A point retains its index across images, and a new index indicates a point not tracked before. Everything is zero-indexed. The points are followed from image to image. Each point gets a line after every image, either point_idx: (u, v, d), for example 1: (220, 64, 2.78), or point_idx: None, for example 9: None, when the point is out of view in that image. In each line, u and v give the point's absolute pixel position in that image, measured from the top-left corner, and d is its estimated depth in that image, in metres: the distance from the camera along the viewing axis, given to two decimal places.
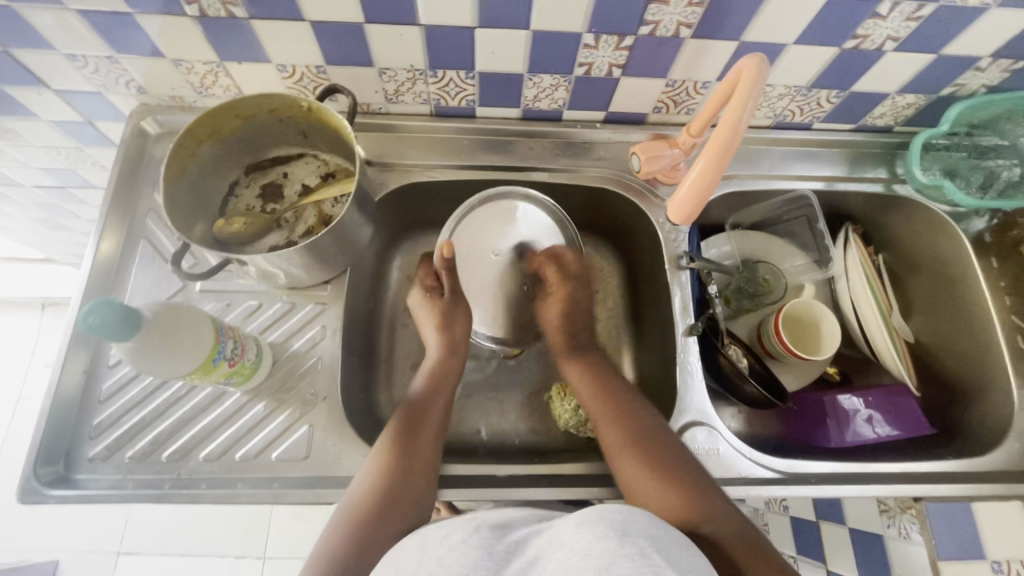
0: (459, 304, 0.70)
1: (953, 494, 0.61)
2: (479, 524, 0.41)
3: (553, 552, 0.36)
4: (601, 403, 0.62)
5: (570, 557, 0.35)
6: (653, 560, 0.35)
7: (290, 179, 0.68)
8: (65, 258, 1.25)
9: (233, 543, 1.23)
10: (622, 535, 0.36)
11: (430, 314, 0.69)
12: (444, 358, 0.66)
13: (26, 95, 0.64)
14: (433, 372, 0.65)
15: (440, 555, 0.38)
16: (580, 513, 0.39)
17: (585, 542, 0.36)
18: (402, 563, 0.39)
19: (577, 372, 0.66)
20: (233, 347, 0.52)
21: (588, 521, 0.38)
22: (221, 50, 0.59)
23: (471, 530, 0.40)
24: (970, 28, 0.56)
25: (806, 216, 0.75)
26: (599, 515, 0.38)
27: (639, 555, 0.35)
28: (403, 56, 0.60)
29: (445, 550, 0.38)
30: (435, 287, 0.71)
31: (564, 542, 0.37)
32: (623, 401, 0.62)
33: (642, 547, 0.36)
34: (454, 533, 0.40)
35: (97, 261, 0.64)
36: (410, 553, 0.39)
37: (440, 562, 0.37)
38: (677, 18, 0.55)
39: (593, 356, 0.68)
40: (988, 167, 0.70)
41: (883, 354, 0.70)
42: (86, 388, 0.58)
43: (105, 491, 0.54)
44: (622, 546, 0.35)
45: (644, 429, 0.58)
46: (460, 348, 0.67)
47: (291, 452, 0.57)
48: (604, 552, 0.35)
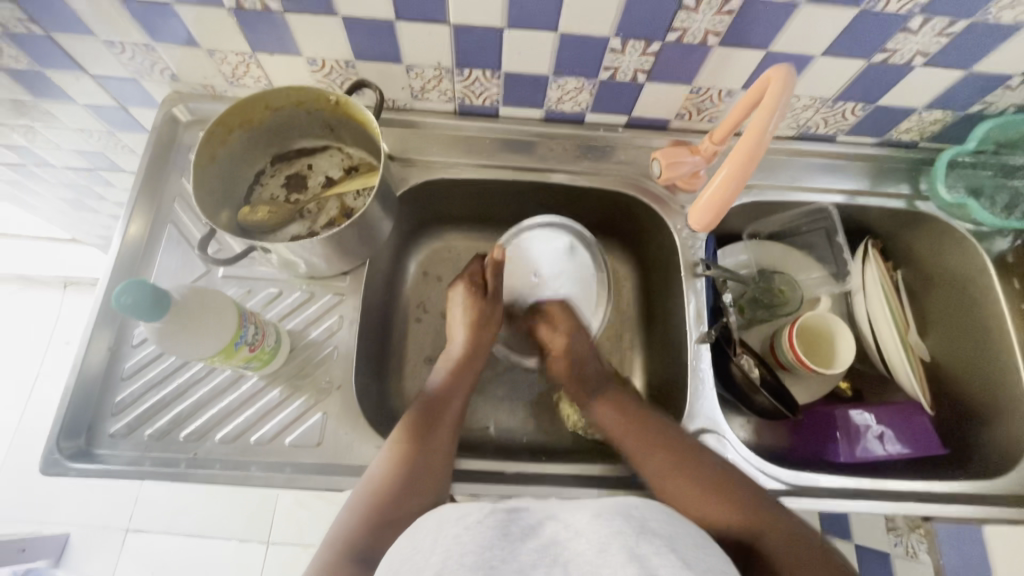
0: (498, 309, 0.71)
1: (964, 515, 0.61)
2: (496, 506, 0.42)
3: (570, 540, 0.38)
4: (636, 439, 0.60)
5: (586, 549, 0.36)
6: (668, 559, 0.36)
7: (314, 171, 0.69)
8: (88, 240, 1.28)
9: (238, 526, 1.25)
10: (639, 534, 0.38)
11: (465, 313, 0.70)
12: (469, 356, 0.67)
13: (65, 79, 0.66)
14: (455, 368, 0.65)
15: (456, 534, 0.39)
16: (597, 507, 0.41)
17: (601, 535, 0.37)
18: (419, 542, 0.40)
19: (602, 413, 0.65)
20: (254, 332, 0.52)
21: (607, 515, 0.40)
22: (254, 42, 0.60)
23: (486, 510, 0.41)
24: (1002, 46, 0.55)
25: (825, 229, 0.77)
26: (616, 511, 0.40)
27: (652, 553, 0.36)
28: (431, 54, 0.61)
29: (461, 528, 0.39)
30: (479, 286, 0.72)
31: (580, 532, 0.38)
32: (648, 433, 0.60)
33: (657, 545, 0.37)
34: (470, 513, 0.41)
35: (125, 242, 0.66)
36: (427, 532, 0.40)
37: (456, 541, 0.38)
38: (705, 26, 0.55)
39: (610, 392, 0.67)
40: (1013, 187, 0.70)
41: (898, 372, 0.70)
42: (109, 366, 0.60)
43: (124, 466, 0.55)
44: (637, 543, 0.37)
45: (689, 456, 0.57)
46: (485, 348, 0.68)
47: (304, 438, 0.59)
48: (619, 546, 0.36)
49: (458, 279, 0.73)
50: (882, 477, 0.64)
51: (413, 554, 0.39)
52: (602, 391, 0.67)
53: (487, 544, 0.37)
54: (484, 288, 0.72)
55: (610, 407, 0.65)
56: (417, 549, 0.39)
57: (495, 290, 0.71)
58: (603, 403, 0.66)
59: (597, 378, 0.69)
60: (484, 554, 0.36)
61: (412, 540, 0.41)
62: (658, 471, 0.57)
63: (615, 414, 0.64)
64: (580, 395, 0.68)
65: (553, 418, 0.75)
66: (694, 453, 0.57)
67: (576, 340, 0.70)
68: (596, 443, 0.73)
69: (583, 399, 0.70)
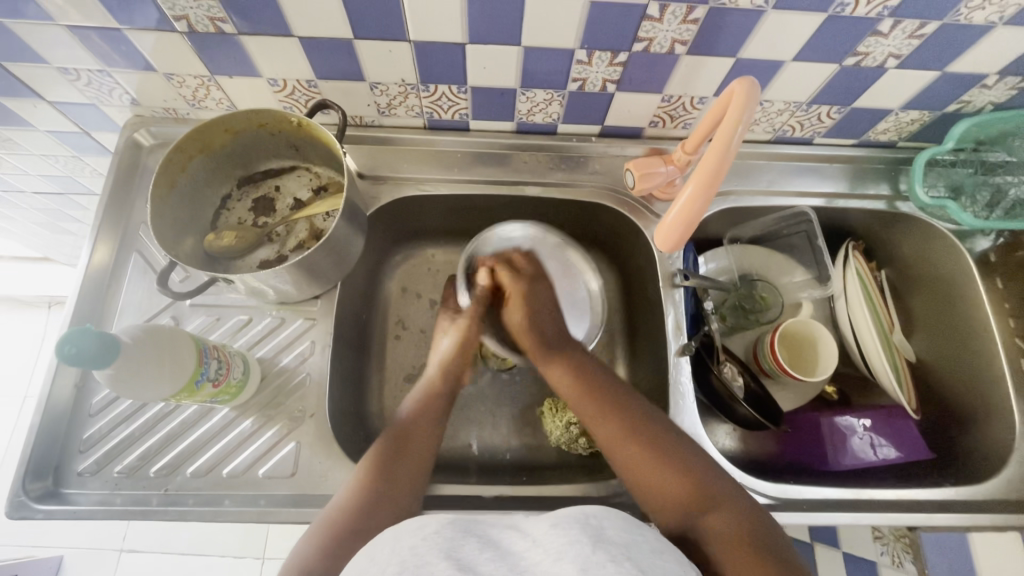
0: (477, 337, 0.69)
1: (951, 523, 0.60)
2: (454, 516, 0.41)
3: (528, 550, 0.37)
4: (596, 403, 0.59)
5: (543, 558, 0.36)
6: (623, 567, 0.35)
7: (282, 192, 0.68)
8: (64, 259, 1.26)
9: (232, 543, 1.24)
10: (595, 542, 0.37)
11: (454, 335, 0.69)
12: (439, 381, 0.65)
13: (22, 107, 0.64)
14: (427, 394, 0.63)
15: (413, 545, 0.38)
16: (557, 515, 0.40)
17: (558, 544, 0.36)
18: (376, 553, 0.39)
19: (556, 370, 0.63)
20: (217, 367, 0.51)
21: (563, 524, 0.39)
22: (211, 65, 0.58)
23: (444, 520, 0.40)
24: (975, 45, 0.54)
25: (806, 232, 0.74)
26: (575, 519, 0.39)
27: (608, 561, 0.35)
28: (394, 71, 0.59)
29: (418, 539, 0.38)
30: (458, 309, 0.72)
31: (539, 541, 0.38)
32: (619, 404, 0.58)
33: (613, 553, 0.36)
34: (428, 523, 0.40)
35: (90, 273, 0.64)
36: (383, 543, 0.40)
37: (411, 552, 0.37)
38: (671, 35, 0.54)
39: (572, 352, 0.65)
40: (995, 183, 0.69)
41: (881, 375, 0.69)
42: (76, 402, 0.59)
43: (92, 506, 0.54)
44: (593, 552, 0.36)
45: (664, 441, 0.55)
46: (451, 376, 0.65)
47: (278, 469, 0.57)
48: (575, 554, 0.35)
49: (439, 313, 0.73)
50: (867, 486, 0.63)
51: (368, 565, 0.38)
52: (563, 351, 0.65)
53: (440, 554, 0.36)
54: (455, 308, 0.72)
55: (563, 367, 0.63)
56: (372, 561, 0.38)
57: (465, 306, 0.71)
58: (561, 364, 0.64)
59: (557, 339, 0.67)
60: (438, 564, 0.35)
61: (370, 551, 0.40)
62: (613, 433, 0.56)
63: (570, 378, 0.62)
64: (541, 350, 0.66)
65: (536, 433, 0.74)
66: (656, 434, 0.55)
67: (535, 287, 0.70)
68: (579, 459, 0.71)
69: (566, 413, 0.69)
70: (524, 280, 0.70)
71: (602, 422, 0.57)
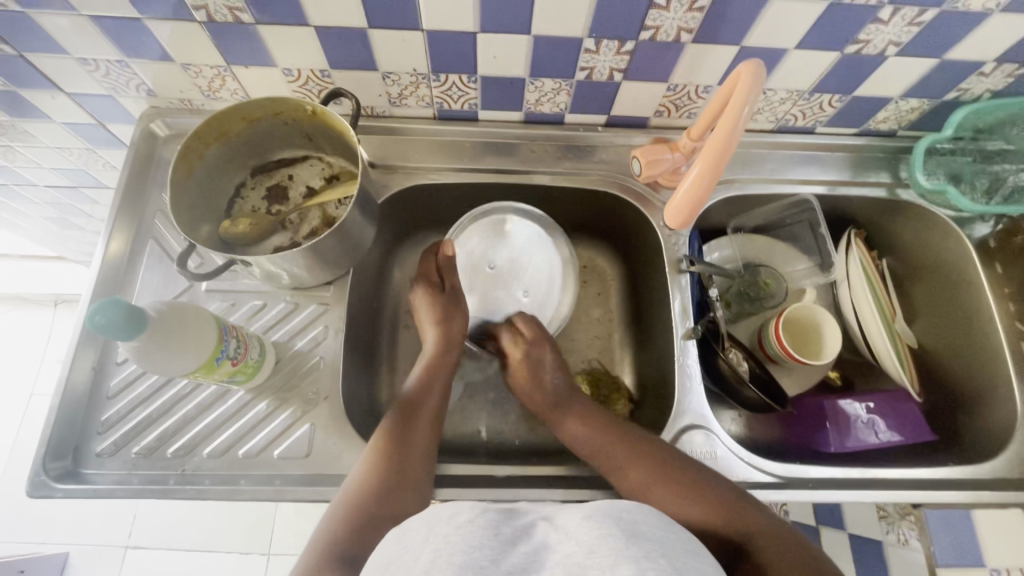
0: (455, 302, 0.71)
1: (955, 501, 0.61)
2: (487, 506, 0.40)
3: (560, 542, 0.37)
4: (619, 453, 0.58)
5: (576, 551, 0.35)
6: (657, 565, 0.35)
7: (295, 181, 0.69)
8: (74, 257, 1.27)
9: (238, 538, 1.25)
10: (628, 537, 0.37)
11: (428, 312, 0.70)
12: (440, 352, 0.67)
13: (40, 98, 0.66)
14: (428, 366, 0.66)
15: (446, 533, 0.37)
16: (589, 507, 0.40)
17: (592, 538, 0.36)
18: (406, 542, 0.39)
19: (572, 427, 0.63)
20: (236, 346, 0.53)
21: (596, 515, 0.38)
22: (228, 54, 0.60)
23: (478, 509, 0.39)
24: (974, 32, 0.56)
25: (808, 221, 0.75)
26: (608, 512, 0.39)
27: (642, 555, 0.35)
28: (406, 60, 0.60)
29: (452, 527, 0.38)
30: (436, 283, 0.72)
31: (570, 535, 0.37)
32: (641, 443, 0.59)
33: (646, 550, 0.36)
34: (461, 512, 0.39)
35: (107, 260, 0.65)
36: (416, 529, 0.39)
37: (445, 539, 0.37)
38: (677, 23, 0.55)
39: (576, 404, 0.66)
40: (993, 171, 0.71)
41: (885, 359, 0.70)
42: (94, 385, 0.60)
43: (111, 486, 0.55)
44: (628, 545, 0.35)
45: (670, 463, 0.56)
46: (451, 348, 0.68)
47: (293, 450, 0.58)
48: (612, 549, 0.35)
49: (416, 283, 0.73)
50: (872, 466, 0.64)
51: (400, 554, 0.38)
52: (568, 407, 0.65)
53: (477, 544, 0.35)
54: (441, 285, 0.72)
55: (574, 420, 0.64)
56: (403, 551, 0.38)
57: (452, 287, 0.72)
58: (575, 417, 0.64)
59: (566, 392, 0.67)
60: (472, 555, 0.35)
61: (400, 538, 0.40)
62: (627, 462, 0.57)
63: (596, 435, 0.62)
64: (552, 408, 0.66)
65: (545, 419, 0.75)
66: (678, 471, 0.55)
67: (534, 351, 0.70)
68: None
69: None
70: (526, 345, 0.70)
71: (613, 449, 0.59)
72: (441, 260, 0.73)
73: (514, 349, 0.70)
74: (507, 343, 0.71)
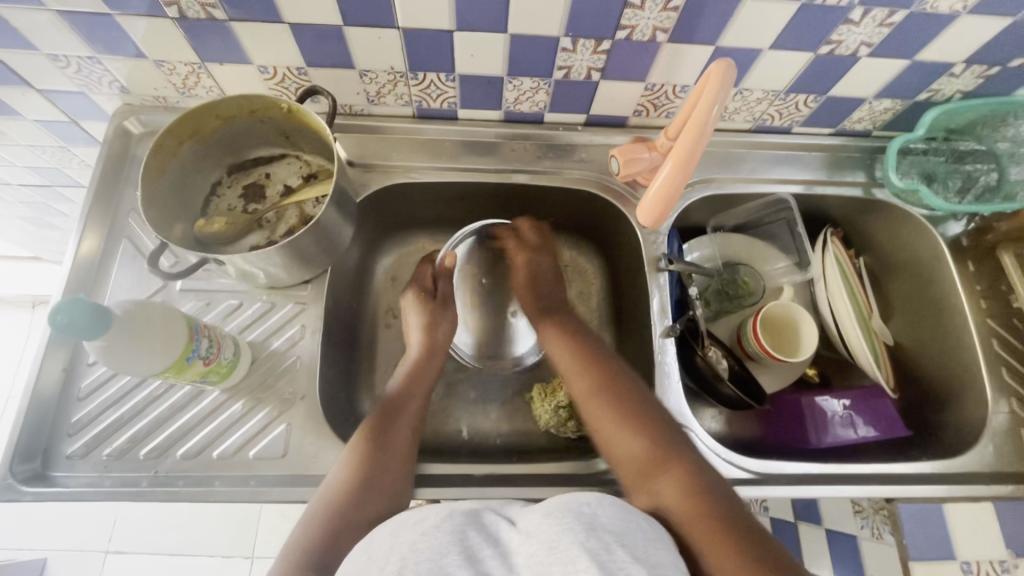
0: (449, 311, 0.72)
1: (927, 495, 0.61)
2: (452, 510, 0.41)
3: (522, 544, 0.37)
4: (585, 377, 0.61)
5: (537, 550, 0.36)
6: (618, 554, 0.35)
7: (272, 180, 0.69)
8: (52, 258, 1.25)
9: (222, 542, 1.23)
10: (588, 530, 0.37)
11: (419, 314, 0.70)
12: (423, 358, 0.67)
13: (10, 95, 0.64)
14: (410, 371, 0.66)
15: (412, 541, 0.38)
16: (550, 505, 0.40)
17: (551, 533, 0.37)
18: (374, 551, 0.39)
19: (551, 337, 0.68)
20: (208, 346, 0.52)
21: (557, 513, 0.39)
22: (202, 51, 0.59)
23: (442, 516, 0.40)
24: (943, 33, 0.56)
25: (787, 220, 0.76)
26: (568, 508, 0.39)
27: (604, 549, 0.36)
28: (383, 58, 0.60)
29: (417, 534, 0.38)
30: (429, 291, 0.73)
31: (531, 534, 0.38)
32: (609, 379, 0.60)
33: (607, 540, 0.36)
34: (427, 518, 0.40)
35: (79, 259, 0.64)
36: (382, 540, 0.40)
37: (411, 547, 0.37)
38: (652, 22, 0.55)
39: (562, 316, 0.70)
40: (966, 170, 0.72)
41: (860, 357, 0.71)
42: (65, 386, 0.58)
43: (81, 488, 0.54)
44: (587, 539, 0.36)
45: (637, 406, 0.57)
46: (435, 354, 0.68)
47: (269, 450, 0.58)
48: (572, 543, 0.36)
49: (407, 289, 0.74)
50: (847, 462, 0.65)
51: (367, 563, 0.38)
52: (557, 314, 0.71)
53: (441, 549, 0.36)
54: (433, 293, 0.74)
55: (556, 326, 0.69)
56: (371, 559, 0.38)
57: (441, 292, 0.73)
58: (555, 327, 0.69)
59: (554, 298, 0.73)
60: (438, 561, 0.35)
61: (368, 548, 0.40)
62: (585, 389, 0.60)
63: (568, 354, 0.65)
64: (539, 313, 0.71)
65: (526, 418, 0.75)
66: (663, 430, 0.55)
67: (535, 257, 0.74)
68: (568, 441, 0.73)
69: (554, 397, 0.70)
70: (527, 249, 0.74)
71: (582, 382, 0.61)
72: (437, 269, 0.75)
73: (522, 253, 0.74)
74: (528, 232, 0.75)
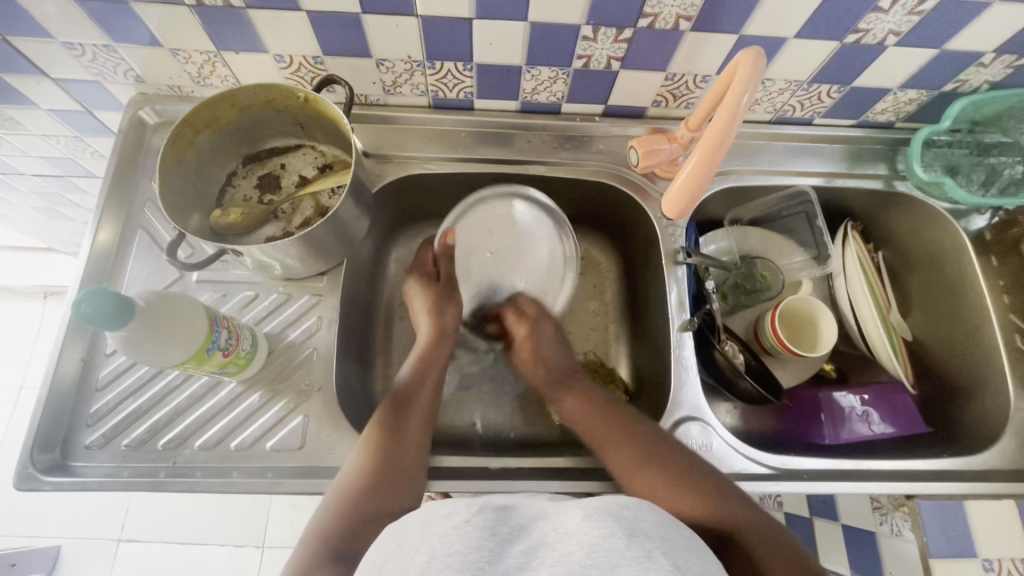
0: (451, 291, 0.70)
1: (947, 492, 0.61)
2: (484, 502, 0.41)
3: (559, 541, 0.37)
4: (613, 432, 0.58)
5: (576, 552, 0.35)
6: (658, 564, 0.35)
7: (287, 170, 0.68)
8: (64, 248, 1.25)
9: (233, 531, 1.24)
10: (629, 536, 0.37)
11: (421, 297, 0.69)
12: (433, 342, 0.66)
13: (26, 84, 0.64)
14: (421, 356, 0.65)
15: (443, 532, 0.37)
16: (589, 504, 0.39)
17: (592, 537, 0.36)
18: (402, 540, 0.39)
19: (573, 404, 0.64)
20: (227, 337, 0.52)
21: (597, 514, 0.38)
22: (218, 39, 0.59)
23: (474, 508, 0.39)
24: (975, 22, 0.55)
25: (806, 212, 0.75)
26: (609, 511, 0.39)
27: (644, 557, 0.35)
28: (401, 47, 0.59)
29: (448, 527, 0.38)
30: (432, 272, 0.71)
31: (569, 532, 0.37)
32: (626, 431, 0.58)
33: (648, 549, 0.36)
34: (458, 510, 0.39)
35: (95, 249, 0.64)
36: (412, 527, 0.39)
37: (442, 539, 0.37)
38: (676, 10, 0.54)
39: (579, 383, 0.66)
40: (989, 163, 0.70)
41: (880, 352, 0.70)
42: (83, 376, 0.59)
43: (101, 478, 0.54)
44: (628, 547, 0.36)
45: (668, 459, 0.55)
46: (443, 339, 0.66)
47: (286, 442, 0.58)
48: (615, 552, 0.35)
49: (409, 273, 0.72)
50: (866, 458, 0.65)
51: (396, 551, 0.38)
52: (572, 385, 0.66)
53: (473, 545, 0.36)
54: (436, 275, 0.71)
55: (577, 399, 0.64)
56: (400, 547, 0.38)
57: (451, 278, 0.71)
58: (577, 396, 0.64)
59: (565, 370, 0.68)
60: (469, 556, 0.35)
61: (397, 535, 0.40)
62: (628, 463, 0.55)
63: (585, 410, 0.63)
64: (552, 389, 0.67)
65: (540, 411, 0.75)
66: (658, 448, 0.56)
67: (535, 339, 0.69)
68: (582, 435, 0.72)
69: None
70: (528, 326, 0.69)
71: (619, 454, 0.57)
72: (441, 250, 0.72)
73: (521, 331, 0.69)
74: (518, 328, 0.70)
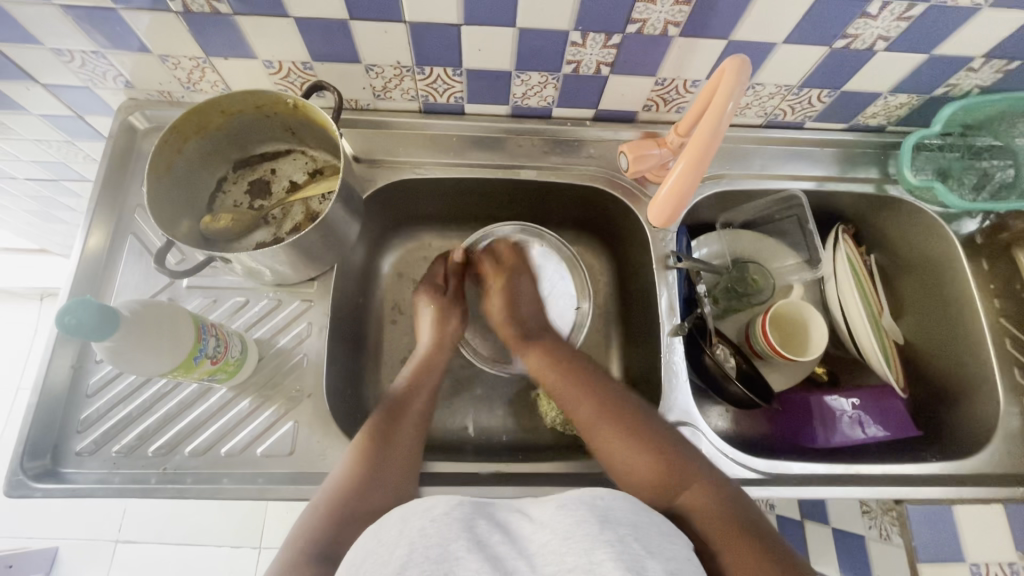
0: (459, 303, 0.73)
1: (935, 496, 0.61)
2: (464, 501, 0.40)
3: (532, 538, 0.37)
4: (589, 402, 0.59)
5: (552, 540, 0.36)
6: (632, 548, 0.36)
7: (278, 175, 0.68)
8: (59, 250, 1.25)
9: (229, 532, 1.24)
10: (602, 522, 0.37)
11: (430, 309, 0.72)
12: (430, 355, 0.67)
13: (16, 90, 0.64)
14: (417, 367, 0.66)
15: (422, 526, 0.38)
16: (564, 497, 0.40)
17: (567, 525, 0.36)
18: (384, 534, 0.39)
19: (534, 358, 0.67)
20: (215, 344, 0.52)
21: (571, 505, 0.39)
22: (207, 46, 0.58)
23: (453, 503, 0.39)
24: (963, 26, 0.55)
25: (797, 216, 0.74)
26: (581, 500, 0.39)
27: (617, 541, 0.36)
28: (390, 53, 0.59)
29: (426, 520, 0.38)
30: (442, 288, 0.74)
31: (547, 524, 0.38)
32: (592, 382, 0.61)
33: (621, 534, 0.36)
34: (437, 506, 0.40)
35: (86, 255, 0.64)
36: (392, 524, 0.40)
37: (420, 533, 0.37)
38: (664, 16, 0.54)
39: (545, 340, 0.69)
40: (982, 167, 0.70)
41: (870, 356, 0.69)
42: (73, 382, 0.59)
43: (91, 485, 0.54)
44: (603, 532, 0.36)
45: (634, 420, 0.57)
46: (440, 352, 0.68)
47: (276, 448, 0.58)
48: (585, 536, 0.35)
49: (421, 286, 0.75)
50: (857, 462, 0.65)
51: (376, 547, 0.38)
52: (540, 338, 0.69)
53: (453, 536, 0.36)
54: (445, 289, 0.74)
55: (538, 353, 0.67)
56: (381, 543, 0.38)
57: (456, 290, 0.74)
58: (541, 351, 0.67)
59: (536, 327, 0.71)
60: (448, 546, 0.36)
61: (377, 533, 0.40)
62: (591, 416, 0.58)
63: (542, 359, 0.66)
64: (519, 340, 0.70)
65: (532, 415, 0.75)
66: (637, 418, 0.57)
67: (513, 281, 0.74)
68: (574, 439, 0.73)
69: None
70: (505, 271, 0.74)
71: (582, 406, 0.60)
72: (450, 267, 0.76)
73: (497, 279, 0.74)
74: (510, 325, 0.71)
